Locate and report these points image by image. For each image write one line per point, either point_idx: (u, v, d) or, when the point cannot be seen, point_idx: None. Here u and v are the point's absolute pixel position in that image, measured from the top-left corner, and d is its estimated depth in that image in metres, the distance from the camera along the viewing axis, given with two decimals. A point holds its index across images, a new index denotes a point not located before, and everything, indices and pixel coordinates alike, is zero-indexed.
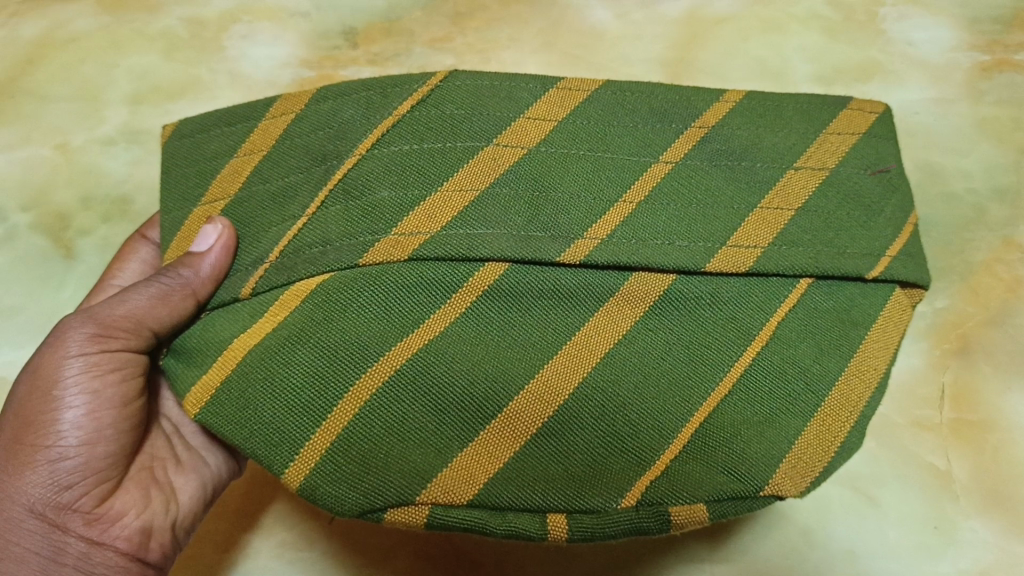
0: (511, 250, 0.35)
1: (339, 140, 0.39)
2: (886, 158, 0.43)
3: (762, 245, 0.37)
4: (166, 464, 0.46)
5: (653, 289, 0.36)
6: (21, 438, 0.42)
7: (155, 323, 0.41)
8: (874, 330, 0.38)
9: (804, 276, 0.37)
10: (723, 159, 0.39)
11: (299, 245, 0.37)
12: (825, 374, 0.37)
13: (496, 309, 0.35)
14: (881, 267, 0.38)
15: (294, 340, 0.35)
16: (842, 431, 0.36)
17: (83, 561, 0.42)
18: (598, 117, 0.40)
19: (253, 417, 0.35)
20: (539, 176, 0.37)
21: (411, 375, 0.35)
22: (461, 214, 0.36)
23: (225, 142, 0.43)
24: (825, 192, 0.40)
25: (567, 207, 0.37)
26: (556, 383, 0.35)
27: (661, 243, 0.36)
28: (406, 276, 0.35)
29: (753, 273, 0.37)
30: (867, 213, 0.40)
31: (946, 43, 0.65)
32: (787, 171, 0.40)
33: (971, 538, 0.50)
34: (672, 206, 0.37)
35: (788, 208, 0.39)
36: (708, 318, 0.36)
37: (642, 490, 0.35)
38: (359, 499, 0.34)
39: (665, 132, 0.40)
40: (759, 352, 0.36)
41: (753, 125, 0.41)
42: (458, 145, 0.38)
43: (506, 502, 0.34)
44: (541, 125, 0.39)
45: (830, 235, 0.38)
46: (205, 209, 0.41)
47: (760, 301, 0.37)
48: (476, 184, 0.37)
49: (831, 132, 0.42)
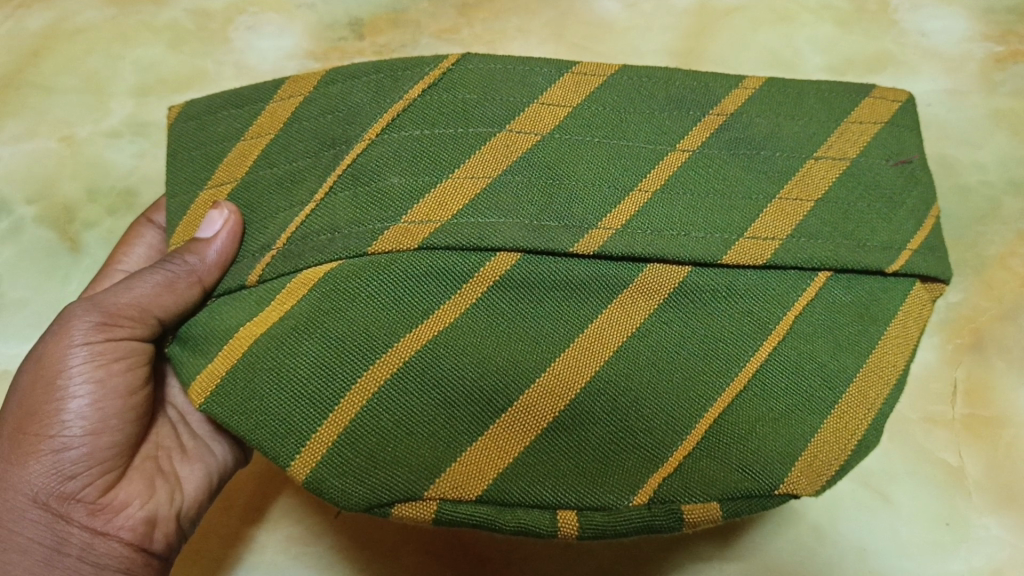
0: (525, 240, 0.35)
1: (348, 125, 0.39)
2: (909, 148, 0.42)
3: (781, 237, 0.36)
4: (171, 454, 0.46)
5: (667, 281, 0.35)
6: (24, 428, 0.42)
7: (161, 310, 0.41)
8: (891, 327, 0.37)
9: (822, 270, 0.37)
10: (742, 147, 0.39)
11: (306, 232, 0.36)
12: (842, 369, 0.36)
13: (508, 300, 0.35)
14: (901, 261, 0.38)
15: (302, 330, 0.35)
16: (858, 430, 0.36)
17: (87, 551, 0.42)
18: (614, 104, 0.39)
19: (260, 407, 0.35)
20: (552, 163, 0.37)
21: (420, 367, 0.34)
22: (473, 201, 0.35)
23: (232, 125, 0.42)
24: (845, 183, 0.39)
25: (582, 194, 0.36)
26: (568, 375, 0.34)
27: (676, 234, 0.36)
28: (415, 266, 0.35)
29: (771, 265, 0.36)
30: (887, 205, 0.39)
31: (960, 34, 0.64)
32: (807, 161, 0.39)
33: (984, 535, 0.50)
34: (688, 195, 0.37)
35: (807, 199, 0.38)
36: (723, 310, 0.36)
37: (654, 488, 0.34)
38: (366, 494, 0.34)
39: (682, 119, 0.39)
40: (776, 346, 0.36)
41: (772, 112, 0.41)
42: (470, 131, 0.37)
43: (515, 499, 0.34)
44: (555, 111, 0.38)
45: (849, 226, 0.38)
46: (211, 193, 0.41)
47: (776, 294, 0.36)
48: (487, 171, 0.36)
49: (852, 121, 0.42)
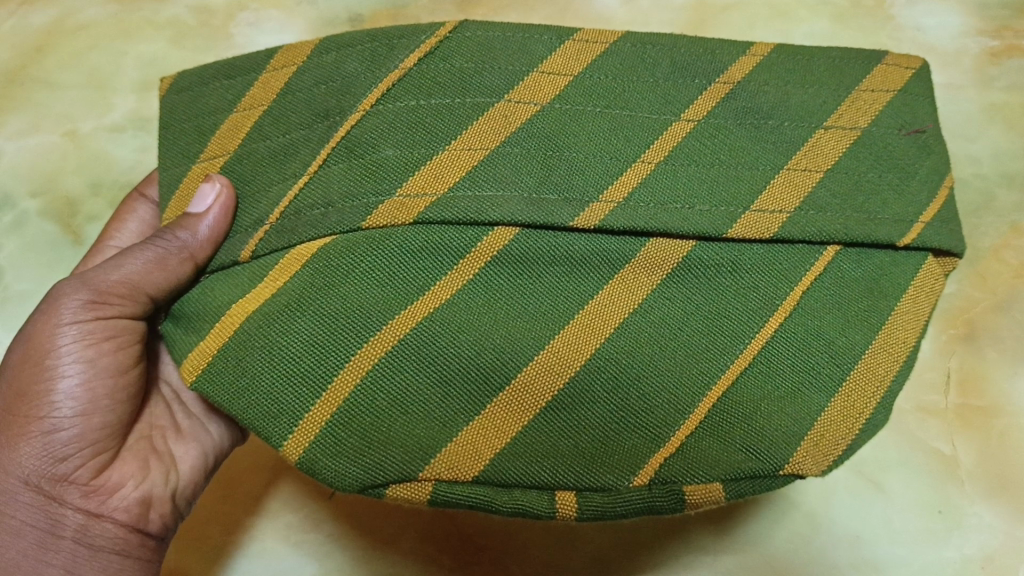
0: (523, 213, 0.35)
1: (342, 95, 0.39)
2: (923, 117, 0.42)
3: (789, 209, 0.37)
4: (165, 433, 0.47)
5: (672, 253, 0.36)
6: (14, 410, 0.42)
7: (152, 288, 0.41)
8: (902, 301, 0.38)
9: (832, 244, 0.37)
10: (749, 117, 0.39)
11: (299, 207, 0.37)
12: (849, 346, 0.37)
13: (505, 275, 0.35)
14: (913, 234, 0.38)
15: (295, 307, 0.35)
16: (867, 409, 0.36)
17: (81, 534, 0.43)
18: (615, 73, 0.40)
19: (252, 386, 0.35)
20: (552, 134, 0.37)
21: (416, 344, 0.35)
22: (471, 174, 0.36)
23: (225, 97, 0.43)
24: (857, 152, 0.39)
25: (581, 167, 0.36)
26: (566, 354, 0.35)
27: (682, 207, 0.36)
28: (412, 241, 0.35)
29: (778, 239, 0.37)
30: (901, 176, 0.40)
31: (955, 29, 0.64)
32: (818, 131, 0.39)
33: (976, 523, 0.50)
34: (686, 167, 0.37)
35: (816, 170, 0.38)
36: (728, 285, 0.36)
37: (656, 469, 0.35)
38: (361, 474, 0.34)
39: (687, 89, 0.40)
40: (783, 322, 0.36)
41: (780, 81, 0.41)
42: (468, 101, 0.38)
43: (514, 479, 0.35)
44: (556, 81, 0.39)
45: (858, 199, 0.38)
46: (203, 166, 0.41)
47: (783, 269, 0.36)
48: (486, 143, 0.37)
49: (865, 88, 0.42)
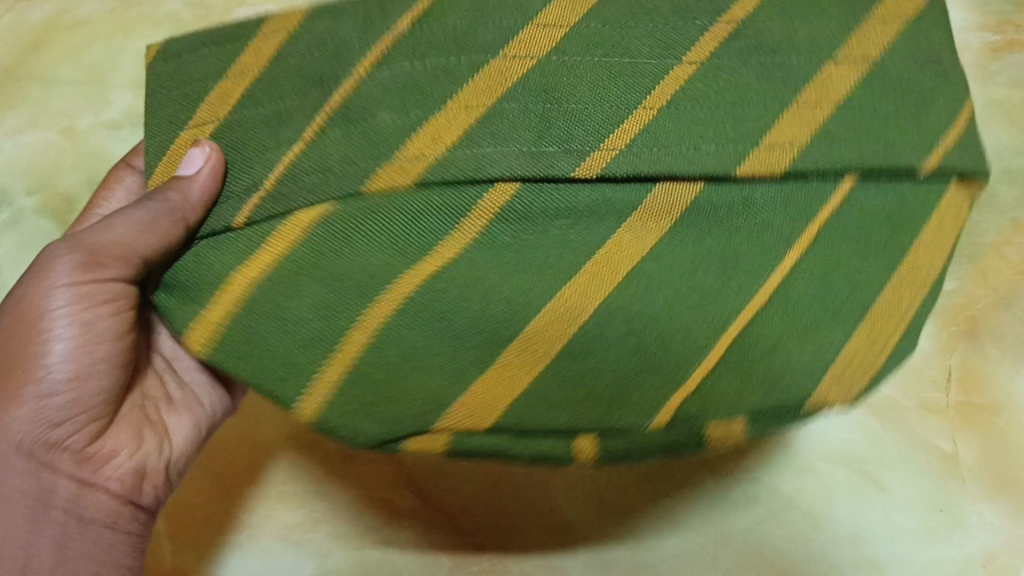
0: (522, 168, 0.33)
1: (331, 62, 0.36)
2: (939, 45, 0.39)
3: (804, 147, 0.34)
4: (158, 404, 0.49)
5: (681, 197, 0.33)
6: (9, 370, 0.43)
7: (145, 250, 0.39)
8: (924, 231, 0.37)
9: (849, 176, 0.34)
10: (755, 56, 0.35)
11: (295, 173, 0.35)
12: (871, 274, 0.36)
13: (512, 227, 0.33)
14: (935, 161, 0.36)
15: (294, 274, 0.35)
16: (891, 336, 0.36)
17: (74, 503, 0.44)
18: (616, 21, 0.35)
19: (265, 348, 0.35)
20: (551, 88, 0.33)
21: (422, 301, 0.34)
22: (468, 134, 0.33)
23: (201, 66, 0.39)
24: (872, 89, 0.36)
25: (580, 117, 0.33)
26: (577, 303, 0.33)
27: (687, 150, 0.33)
28: (410, 199, 0.33)
29: (802, 173, 0.34)
30: (920, 107, 0.36)
31: (957, 22, 0.64)
32: (826, 66, 0.35)
33: (977, 522, 0.50)
34: (694, 108, 0.33)
35: (828, 104, 0.35)
36: (744, 226, 0.34)
37: (678, 409, 0.34)
38: (379, 428, 0.35)
39: (685, 30, 0.35)
40: (802, 256, 0.34)
41: (785, 15, 0.36)
42: (466, 57, 0.34)
43: (533, 426, 0.35)
44: (554, 33, 0.34)
45: (875, 128, 0.35)
46: (191, 132, 0.38)
47: (800, 209, 0.34)
48: (483, 99, 0.34)
49: (876, 19, 0.37)
